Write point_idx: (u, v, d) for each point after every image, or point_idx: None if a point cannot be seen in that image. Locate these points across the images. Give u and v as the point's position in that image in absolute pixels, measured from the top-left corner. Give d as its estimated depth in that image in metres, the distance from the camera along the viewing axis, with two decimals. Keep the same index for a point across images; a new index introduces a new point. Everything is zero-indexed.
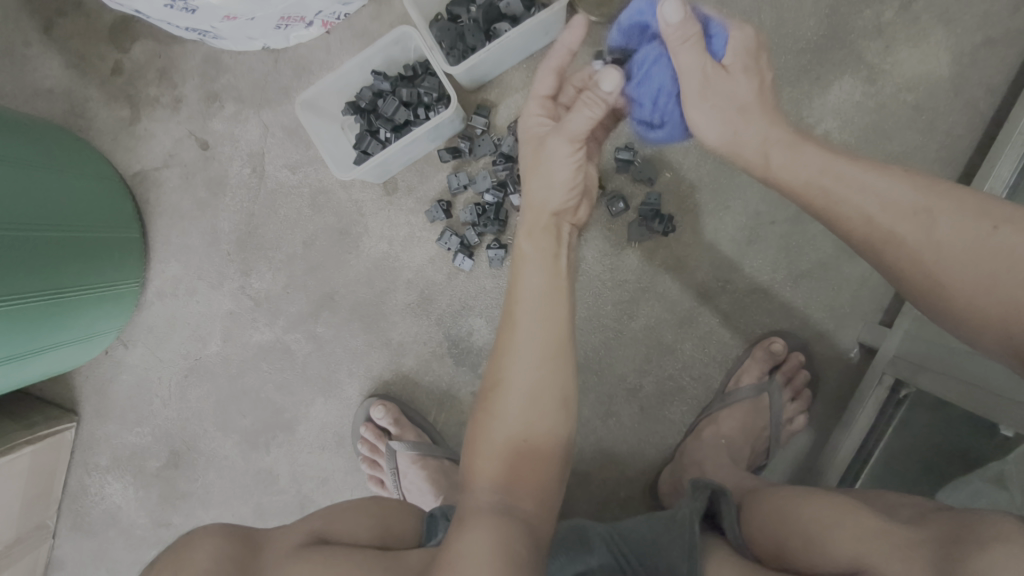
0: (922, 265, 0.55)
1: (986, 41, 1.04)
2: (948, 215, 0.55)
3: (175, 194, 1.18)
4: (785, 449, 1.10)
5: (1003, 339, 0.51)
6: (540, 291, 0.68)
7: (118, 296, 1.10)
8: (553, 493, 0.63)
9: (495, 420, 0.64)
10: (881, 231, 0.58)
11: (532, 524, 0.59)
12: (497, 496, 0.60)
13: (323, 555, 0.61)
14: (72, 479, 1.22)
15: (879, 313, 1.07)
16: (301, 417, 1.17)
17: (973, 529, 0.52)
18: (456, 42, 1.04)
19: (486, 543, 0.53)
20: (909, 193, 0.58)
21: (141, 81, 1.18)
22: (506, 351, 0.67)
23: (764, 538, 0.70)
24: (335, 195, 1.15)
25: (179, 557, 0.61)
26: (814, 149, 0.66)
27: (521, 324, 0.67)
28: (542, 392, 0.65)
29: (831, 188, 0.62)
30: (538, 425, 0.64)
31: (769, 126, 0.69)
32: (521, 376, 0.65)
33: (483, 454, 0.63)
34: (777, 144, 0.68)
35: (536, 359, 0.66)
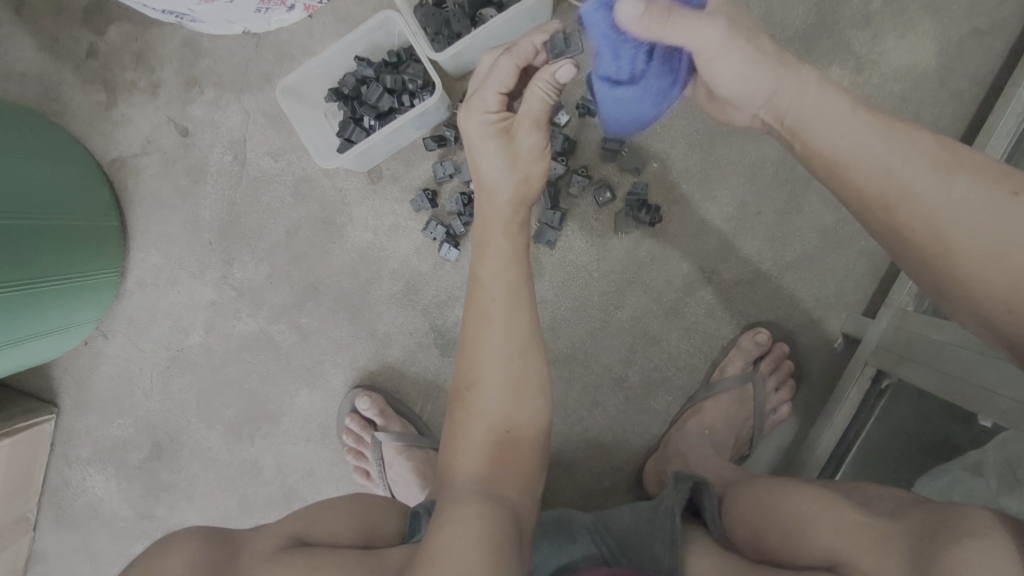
0: (934, 224, 0.52)
1: (972, 31, 1.04)
2: (967, 176, 0.52)
3: (155, 181, 1.16)
4: (769, 438, 1.11)
5: (1001, 313, 0.49)
6: (508, 286, 0.68)
7: (96, 285, 1.08)
8: (535, 478, 0.65)
9: (472, 414, 0.65)
10: (897, 186, 0.54)
11: (517, 507, 0.61)
12: (480, 485, 0.61)
13: (303, 560, 0.62)
14: (53, 472, 1.20)
15: (863, 304, 1.08)
16: (285, 408, 1.16)
17: (949, 523, 0.53)
18: (442, 27, 1.02)
19: (473, 536, 0.53)
20: (928, 152, 0.55)
21: (117, 64, 1.15)
22: (477, 348, 0.67)
23: (746, 529, 0.71)
24: (319, 183, 1.13)
25: (152, 564, 0.60)
26: (835, 95, 0.61)
27: (490, 320, 0.67)
28: (519, 384, 0.66)
29: (847, 140, 0.58)
30: (515, 414, 0.65)
31: (796, 74, 0.63)
32: (497, 370, 0.66)
33: (463, 449, 0.64)
34: (792, 94, 0.62)
35: (509, 352, 0.66)
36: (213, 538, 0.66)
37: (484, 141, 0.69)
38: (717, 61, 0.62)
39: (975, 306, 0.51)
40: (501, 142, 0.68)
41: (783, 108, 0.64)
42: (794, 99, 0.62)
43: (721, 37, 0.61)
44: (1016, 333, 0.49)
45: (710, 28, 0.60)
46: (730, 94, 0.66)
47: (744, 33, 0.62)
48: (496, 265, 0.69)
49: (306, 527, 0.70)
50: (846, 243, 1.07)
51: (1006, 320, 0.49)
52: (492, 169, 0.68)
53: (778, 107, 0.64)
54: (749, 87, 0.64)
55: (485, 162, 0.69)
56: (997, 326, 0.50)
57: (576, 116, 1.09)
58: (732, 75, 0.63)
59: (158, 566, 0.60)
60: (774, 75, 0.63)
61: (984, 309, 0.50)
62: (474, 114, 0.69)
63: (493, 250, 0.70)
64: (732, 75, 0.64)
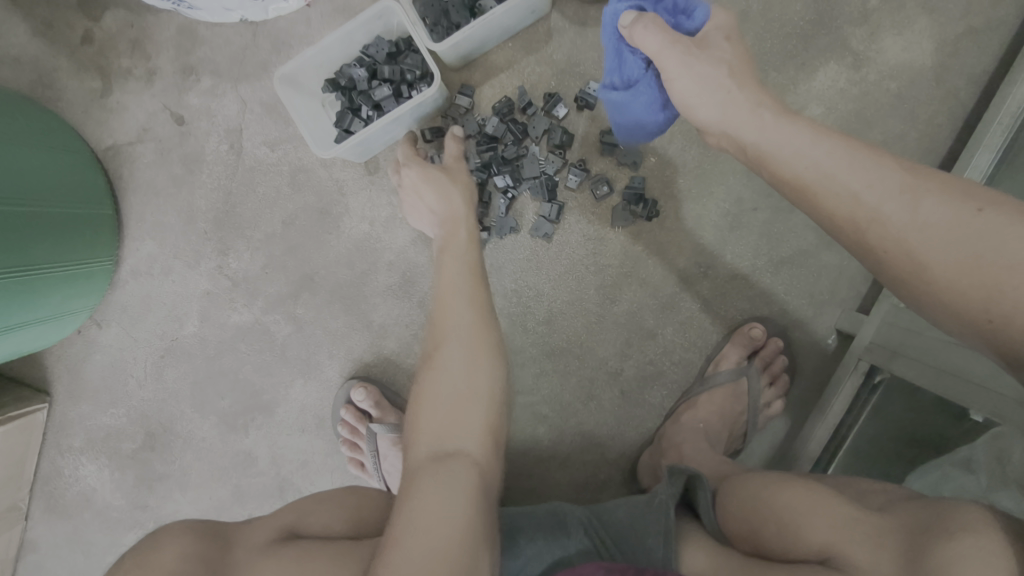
0: (904, 245, 0.53)
1: (968, 30, 1.04)
2: (934, 195, 0.52)
3: (150, 170, 1.15)
4: (762, 433, 1.12)
5: (982, 322, 0.49)
6: (467, 269, 0.75)
7: (90, 274, 1.07)
8: (496, 432, 0.66)
9: (436, 372, 0.67)
10: (865, 212, 0.55)
11: (478, 464, 0.62)
12: (438, 446, 0.63)
13: (293, 554, 0.62)
14: (45, 461, 1.20)
15: (857, 300, 1.09)
16: (280, 399, 1.16)
17: (941, 518, 0.54)
18: (440, 18, 1.01)
19: (432, 507, 0.56)
20: (893, 174, 0.55)
21: (113, 51, 1.14)
22: (442, 318, 0.70)
23: (738, 523, 0.72)
24: (316, 174, 1.13)
25: (143, 556, 0.61)
26: (797, 127, 0.63)
27: (453, 292, 0.72)
28: (479, 337, 0.68)
29: (812, 170, 0.59)
30: (479, 370, 0.66)
31: (758, 102, 0.67)
32: (462, 331, 0.69)
33: (429, 406, 0.65)
34: (751, 124, 0.66)
35: (471, 308, 0.70)
36: (205, 530, 0.67)
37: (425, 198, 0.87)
38: (675, 76, 0.70)
39: (955, 316, 0.51)
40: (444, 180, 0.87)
41: (748, 143, 0.67)
42: (755, 131, 0.66)
43: (681, 55, 0.69)
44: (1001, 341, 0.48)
45: (678, 44, 0.70)
46: (693, 117, 0.73)
47: (716, 57, 0.70)
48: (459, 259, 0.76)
49: (298, 520, 0.70)
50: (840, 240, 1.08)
51: (986, 330, 0.48)
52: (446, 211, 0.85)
53: (737, 136, 0.68)
54: (711, 107, 0.69)
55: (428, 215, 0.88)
56: (981, 335, 0.49)
57: (574, 109, 1.09)
58: (688, 93, 0.71)
59: (149, 559, 0.60)
60: (741, 100, 0.68)
61: (962, 319, 0.50)
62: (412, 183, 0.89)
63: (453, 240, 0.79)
64: (697, 91, 0.70)
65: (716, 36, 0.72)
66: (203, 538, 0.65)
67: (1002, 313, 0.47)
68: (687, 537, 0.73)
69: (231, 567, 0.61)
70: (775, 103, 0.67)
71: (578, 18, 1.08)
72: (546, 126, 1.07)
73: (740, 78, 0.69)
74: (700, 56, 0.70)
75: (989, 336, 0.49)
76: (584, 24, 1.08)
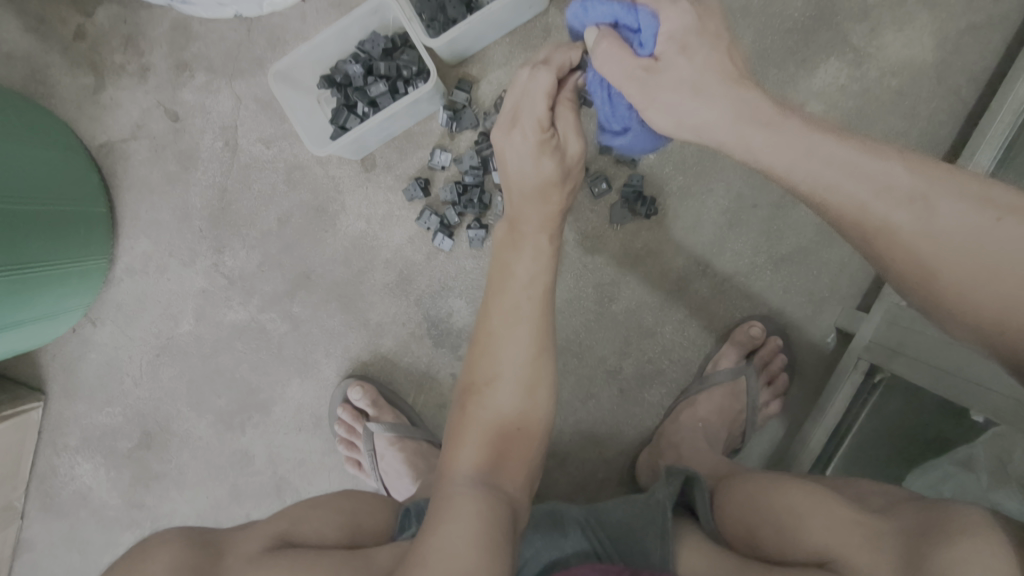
0: (916, 257, 0.51)
1: (971, 26, 1.03)
2: (948, 199, 0.50)
3: (144, 167, 1.14)
4: (761, 432, 1.11)
5: (994, 335, 0.48)
6: (534, 278, 0.70)
7: (84, 272, 1.06)
8: (533, 476, 0.65)
9: (484, 407, 0.65)
10: (874, 222, 0.53)
11: (515, 502, 0.61)
12: (479, 479, 0.60)
13: (287, 565, 0.62)
14: (41, 460, 1.19)
15: (857, 298, 1.08)
16: (277, 397, 1.15)
17: (942, 521, 0.53)
18: (437, 13, 1.01)
19: (466, 531, 0.53)
20: (906, 179, 0.52)
21: (106, 47, 1.12)
22: (499, 343, 0.67)
23: (735, 524, 0.72)
24: (312, 171, 1.12)
25: (133, 566, 0.61)
26: (794, 128, 0.57)
27: (519, 317, 0.68)
28: (535, 379, 0.66)
29: (811, 178, 0.55)
30: (530, 411, 0.65)
31: (733, 102, 0.59)
32: (517, 366, 0.66)
33: (470, 442, 0.63)
34: (734, 133, 0.59)
35: (532, 341, 0.67)
36: (196, 539, 0.66)
37: (530, 154, 0.69)
38: (642, 108, 0.63)
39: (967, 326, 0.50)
40: (546, 156, 0.69)
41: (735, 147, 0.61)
42: (744, 150, 0.59)
43: (638, 88, 0.62)
44: (1009, 353, 0.48)
45: (636, 79, 0.62)
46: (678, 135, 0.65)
47: (676, 78, 0.61)
48: (530, 262, 0.70)
49: (291, 528, 0.70)
50: (840, 237, 1.07)
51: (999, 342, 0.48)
52: (535, 187, 0.70)
53: (721, 142, 0.61)
54: (685, 130, 0.63)
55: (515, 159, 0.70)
56: (990, 344, 0.49)
57: None
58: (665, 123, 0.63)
59: (138, 571, 0.60)
60: (721, 103, 0.60)
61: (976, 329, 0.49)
62: (530, 109, 0.68)
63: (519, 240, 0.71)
64: (668, 121, 0.63)
65: (670, 52, 0.61)
66: (196, 547, 0.64)
67: (1016, 328, 0.47)
68: (685, 538, 0.72)
69: None
70: (762, 93, 0.60)
71: None
72: None
73: (711, 91, 0.60)
74: (659, 83, 0.61)
75: (997, 345, 0.48)
76: None
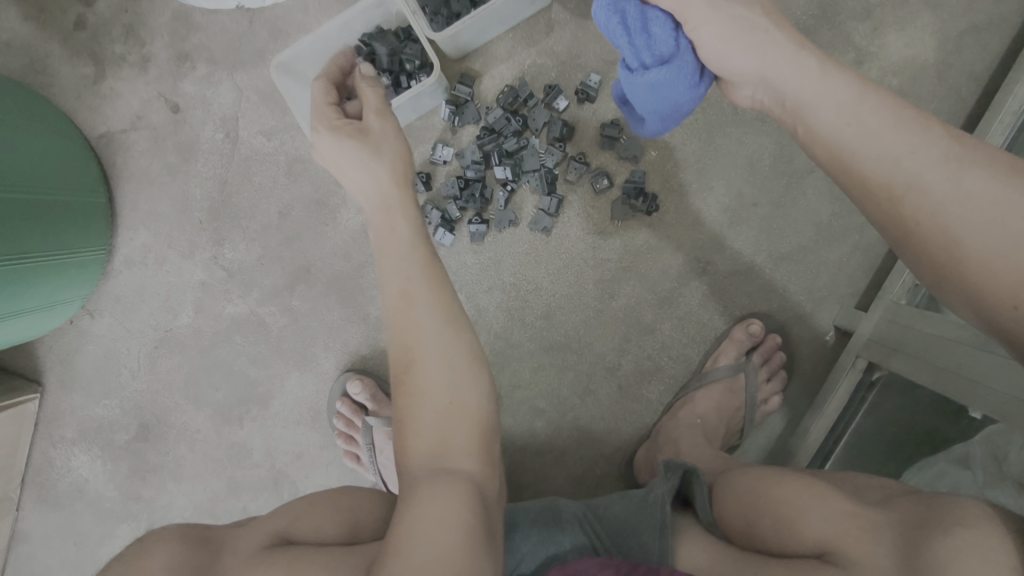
0: (940, 218, 0.51)
1: (971, 27, 1.04)
2: (979, 169, 0.51)
3: (144, 158, 1.14)
4: (759, 429, 1.12)
5: (1005, 309, 0.49)
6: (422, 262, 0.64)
7: (82, 263, 1.06)
8: (491, 449, 0.61)
9: (413, 394, 0.60)
10: (905, 176, 0.53)
11: (480, 484, 0.58)
12: (431, 468, 0.58)
13: (284, 563, 0.62)
14: (37, 452, 1.19)
15: (856, 297, 1.08)
16: (275, 390, 1.15)
17: (941, 514, 0.54)
18: (440, 7, 1.00)
19: (444, 512, 0.53)
20: (940, 143, 0.53)
21: (106, 37, 1.12)
22: (407, 329, 0.61)
23: (733, 517, 0.72)
24: (313, 164, 1.11)
25: (130, 566, 0.61)
26: (846, 78, 0.60)
27: (416, 297, 0.62)
28: (452, 352, 0.61)
29: (852, 129, 0.57)
30: (461, 386, 0.60)
31: (800, 49, 0.63)
32: (430, 347, 0.61)
33: (414, 430, 0.60)
34: (791, 76, 0.62)
35: (439, 316, 0.62)
36: (194, 538, 0.67)
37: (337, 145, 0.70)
38: (701, 22, 0.65)
39: (976, 299, 0.50)
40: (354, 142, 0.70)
41: (784, 91, 0.63)
42: (794, 81, 0.62)
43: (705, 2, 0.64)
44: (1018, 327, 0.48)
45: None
46: (727, 71, 0.68)
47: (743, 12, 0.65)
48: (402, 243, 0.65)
49: (290, 525, 0.70)
50: (840, 236, 1.08)
51: (1009, 315, 0.48)
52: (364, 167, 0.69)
53: (776, 87, 0.64)
54: (746, 66, 0.65)
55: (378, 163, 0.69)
56: (996, 320, 0.49)
57: (575, 102, 1.09)
58: (716, 44, 0.66)
59: (134, 572, 0.60)
60: (781, 42, 0.63)
61: (989, 301, 0.49)
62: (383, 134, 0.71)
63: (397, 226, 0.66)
64: (716, 44, 0.66)
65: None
66: (193, 545, 0.65)
67: None
68: (685, 533, 0.73)
69: None
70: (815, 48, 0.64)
71: (580, 9, 1.07)
72: (546, 119, 1.06)
73: (772, 37, 0.64)
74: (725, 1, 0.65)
75: (1001, 323, 0.49)
76: (586, 16, 1.07)
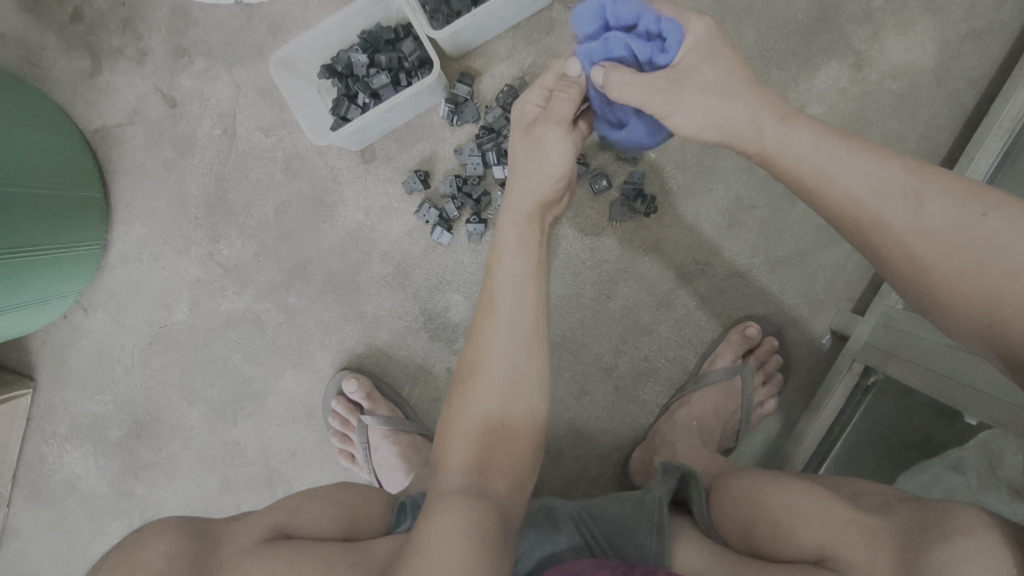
0: (906, 248, 0.52)
1: (971, 32, 1.04)
2: (938, 197, 0.51)
3: (140, 153, 1.13)
4: (755, 432, 1.12)
5: (982, 326, 0.49)
6: (517, 276, 0.69)
7: (76, 257, 1.05)
8: (525, 475, 0.65)
9: (469, 401, 0.66)
10: (868, 214, 0.54)
11: (503, 503, 0.61)
12: (468, 480, 0.62)
13: (284, 553, 0.61)
14: (29, 447, 1.18)
15: (853, 301, 1.09)
16: (270, 388, 1.15)
17: (939, 520, 0.54)
18: (440, 5, 1.00)
19: (456, 525, 0.54)
20: (898, 176, 0.54)
21: (103, 30, 1.11)
22: (483, 336, 0.67)
23: (732, 522, 0.72)
24: (310, 161, 1.11)
25: (130, 554, 0.60)
26: (800, 130, 0.60)
27: (498, 308, 0.68)
28: (517, 375, 0.66)
29: (815, 172, 0.57)
30: (510, 406, 0.65)
31: (755, 103, 0.63)
32: (500, 361, 0.66)
33: (458, 437, 0.65)
34: (750, 135, 0.63)
35: (518, 338, 0.67)
36: (191, 530, 0.65)
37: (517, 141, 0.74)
38: (667, 113, 0.67)
39: (954, 320, 0.51)
40: (522, 135, 0.74)
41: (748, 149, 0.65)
42: (753, 142, 0.63)
43: (665, 96, 0.66)
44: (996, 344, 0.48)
45: (659, 89, 0.66)
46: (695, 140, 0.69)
47: (699, 82, 0.65)
48: (511, 258, 0.70)
49: (289, 519, 0.69)
50: (838, 240, 1.07)
51: (985, 333, 0.48)
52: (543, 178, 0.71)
53: (739, 146, 0.65)
54: (707, 132, 0.67)
55: (530, 165, 0.72)
56: (980, 340, 0.49)
57: None
58: (688, 125, 0.67)
59: (134, 560, 0.59)
60: (737, 107, 0.64)
61: (963, 320, 0.50)
62: (553, 144, 0.71)
63: (507, 239, 0.71)
64: (691, 122, 0.66)
65: (694, 60, 0.66)
66: (191, 537, 0.64)
67: (1002, 317, 0.47)
68: (680, 538, 0.73)
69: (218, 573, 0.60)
70: (773, 97, 0.64)
71: None
72: None
73: (731, 90, 0.64)
74: (683, 88, 0.65)
75: (984, 338, 0.49)
76: None
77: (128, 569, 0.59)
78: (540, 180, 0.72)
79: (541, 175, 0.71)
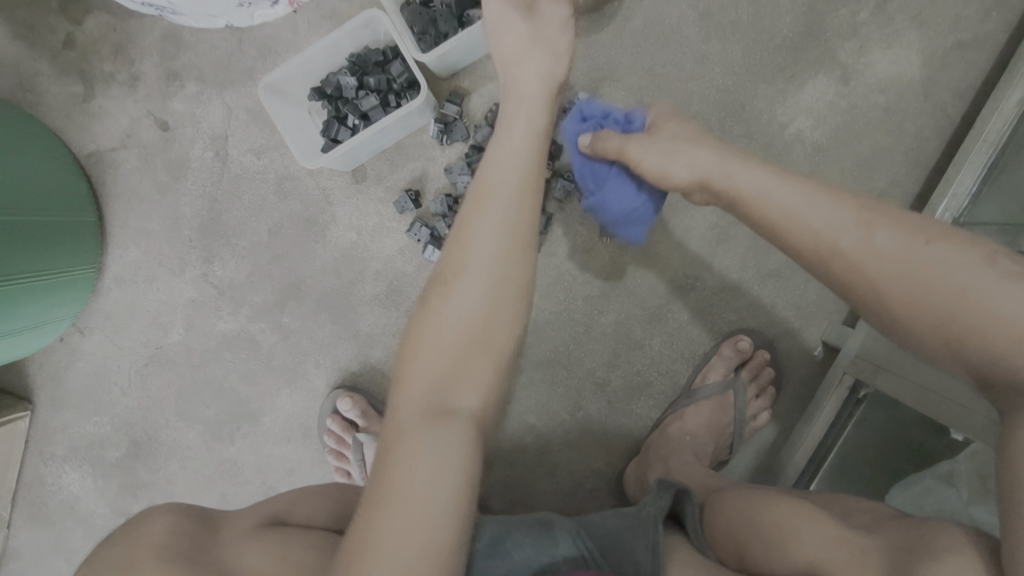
0: (864, 274, 0.53)
1: (956, 45, 1.04)
2: (887, 227, 0.53)
3: (134, 176, 1.14)
4: (749, 444, 1.12)
5: (939, 349, 0.50)
6: (504, 219, 0.64)
7: (71, 281, 1.05)
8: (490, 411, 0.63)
9: (439, 326, 0.62)
10: (826, 244, 0.55)
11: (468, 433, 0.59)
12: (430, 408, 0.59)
13: (280, 535, 0.65)
14: (28, 469, 1.19)
15: (844, 313, 1.09)
16: (266, 407, 1.15)
17: (926, 540, 0.54)
18: (427, 27, 1.01)
19: (423, 478, 0.54)
20: (850, 209, 0.55)
21: (95, 56, 1.12)
22: (460, 269, 0.63)
23: (727, 538, 0.72)
24: (302, 182, 1.12)
25: (136, 525, 0.64)
26: (762, 172, 0.62)
27: (476, 238, 0.64)
28: (492, 312, 0.62)
29: (777, 205, 0.59)
30: (485, 337, 0.62)
31: (715, 153, 0.68)
32: (475, 295, 0.62)
33: (423, 364, 0.61)
34: (722, 174, 0.65)
35: (500, 274, 0.63)
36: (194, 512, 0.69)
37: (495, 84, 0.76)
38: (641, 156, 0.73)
39: (912, 342, 0.52)
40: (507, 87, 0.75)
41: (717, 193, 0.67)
42: (722, 177, 0.65)
43: (636, 146, 0.74)
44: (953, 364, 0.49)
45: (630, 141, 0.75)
46: (672, 182, 0.72)
47: (665, 139, 0.73)
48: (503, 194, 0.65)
49: (285, 509, 0.73)
50: None
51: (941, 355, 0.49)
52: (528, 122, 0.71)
53: (711, 187, 0.67)
54: (680, 175, 0.69)
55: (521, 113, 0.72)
56: (936, 358, 0.50)
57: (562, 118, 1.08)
58: (662, 165, 0.71)
59: (141, 529, 0.63)
60: (701, 156, 0.68)
61: (926, 344, 0.51)
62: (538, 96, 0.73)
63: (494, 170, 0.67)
64: (663, 163, 0.70)
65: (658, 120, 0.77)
66: (194, 517, 0.67)
67: (958, 339, 0.48)
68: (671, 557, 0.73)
69: (217, 547, 0.63)
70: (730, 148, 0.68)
71: None
72: None
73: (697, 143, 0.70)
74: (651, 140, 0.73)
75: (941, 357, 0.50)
76: None
77: (133, 536, 0.62)
78: (530, 119, 0.72)
79: (530, 119, 0.72)
